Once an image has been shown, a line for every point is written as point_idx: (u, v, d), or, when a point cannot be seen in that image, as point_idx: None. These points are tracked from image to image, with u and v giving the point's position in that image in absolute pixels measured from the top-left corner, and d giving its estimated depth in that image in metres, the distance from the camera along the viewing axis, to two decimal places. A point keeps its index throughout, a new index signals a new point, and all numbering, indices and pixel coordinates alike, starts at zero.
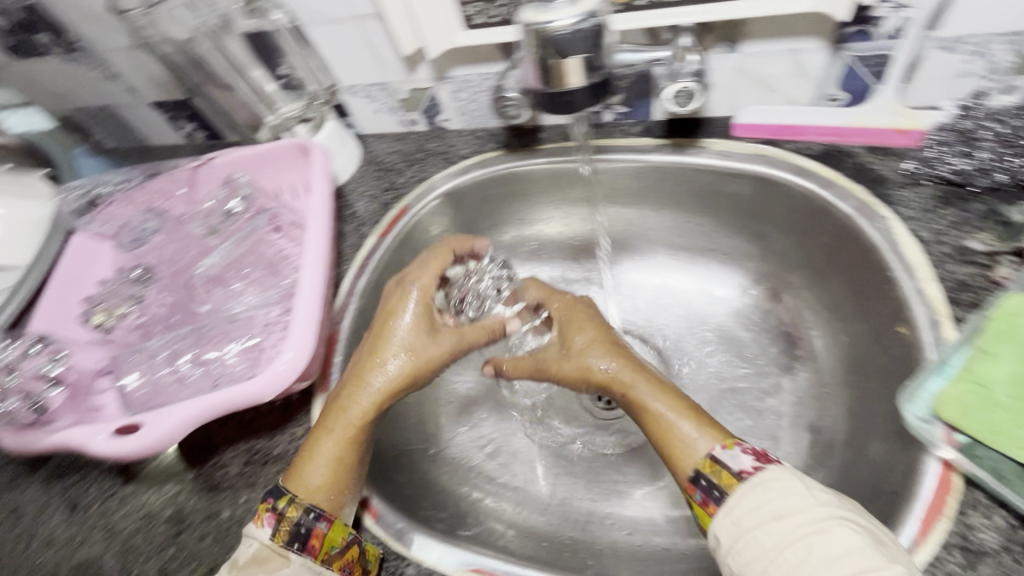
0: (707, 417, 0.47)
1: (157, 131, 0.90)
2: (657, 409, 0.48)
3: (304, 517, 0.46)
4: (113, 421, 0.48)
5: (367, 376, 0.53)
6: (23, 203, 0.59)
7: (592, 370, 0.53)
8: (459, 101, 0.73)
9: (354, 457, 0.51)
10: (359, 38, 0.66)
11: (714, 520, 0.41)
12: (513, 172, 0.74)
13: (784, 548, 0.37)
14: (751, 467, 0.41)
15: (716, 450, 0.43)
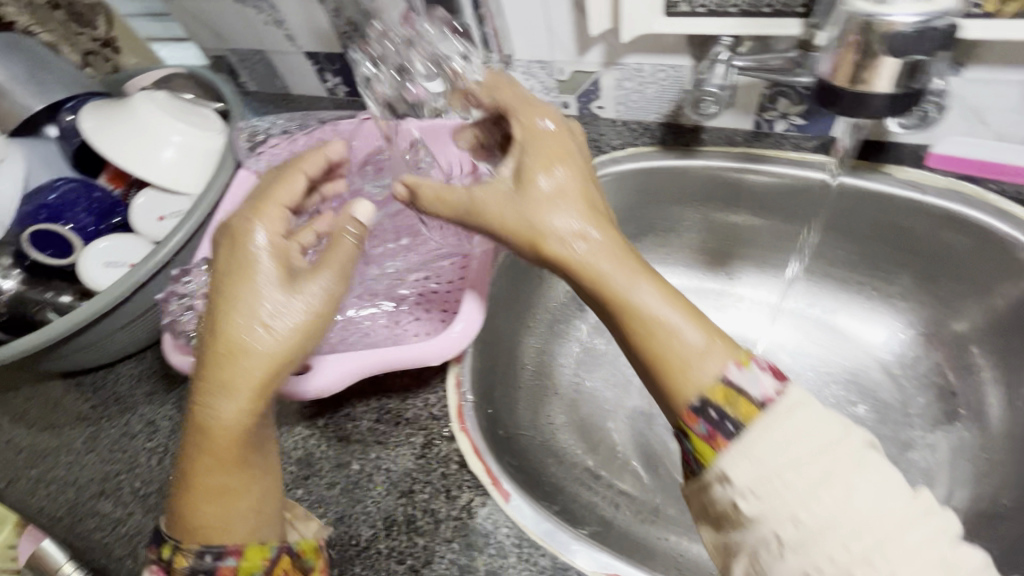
0: (689, 305, 0.43)
1: (301, 81, 0.91)
2: (642, 308, 0.42)
3: (199, 561, 0.43)
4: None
5: (221, 378, 0.44)
6: (201, 133, 0.64)
7: (551, 237, 0.45)
8: (622, 90, 0.70)
9: (252, 466, 0.46)
10: (541, 12, 0.65)
11: (725, 456, 0.37)
12: (666, 170, 0.71)
13: (826, 486, 0.35)
14: (773, 391, 0.38)
15: (731, 372, 0.39)
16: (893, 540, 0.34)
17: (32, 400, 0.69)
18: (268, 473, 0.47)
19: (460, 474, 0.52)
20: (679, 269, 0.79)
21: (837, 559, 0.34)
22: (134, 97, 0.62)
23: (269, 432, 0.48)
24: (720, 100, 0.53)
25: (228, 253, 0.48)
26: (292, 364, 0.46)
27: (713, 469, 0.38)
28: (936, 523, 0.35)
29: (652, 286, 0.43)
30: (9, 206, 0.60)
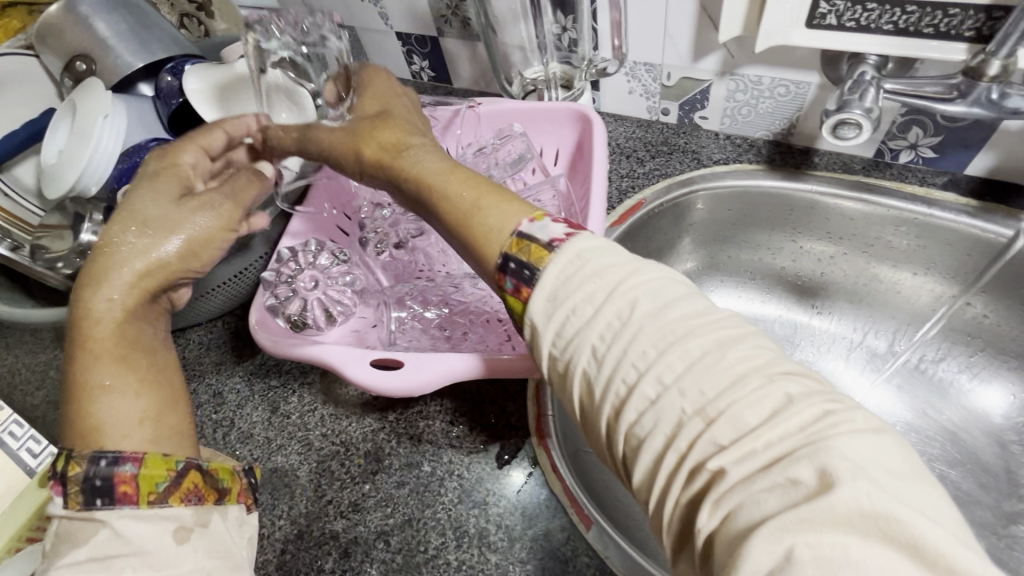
0: (495, 186, 0.40)
1: (386, 62, 0.89)
2: (453, 188, 0.40)
3: (91, 467, 0.35)
4: (377, 351, 0.47)
5: (105, 275, 0.41)
6: None
7: (369, 143, 0.46)
8: (732, 103, 0.66)
9: (143, 364, 0.41)
10: (661, 12, 0.61)
11: (529, 303, 0.34)
12: (769, 193, 0.66)
13: (609, 305, 0.31)
14: (561, 234, 0.35)
15: (523, 225, 0.36)
16: (690, 342, 0.29)
17: None
18: (171, 378, 0.42)
19: (539, 492, 0.50)
20: (765, 296, 0.75)
21: (636, 383, 0.29)
22: (239, 65, 0.61)
23: (156, 339, 0.43)
24: (865, 122, 0.48)
25: (139, 182, 0.46)
26: (183, 267, 0.45)
27: (526, 320, 0.35)
28: (748, 341, 0.30)
29: (441, 159, 0.43)
30: (107, 162, 0.59)
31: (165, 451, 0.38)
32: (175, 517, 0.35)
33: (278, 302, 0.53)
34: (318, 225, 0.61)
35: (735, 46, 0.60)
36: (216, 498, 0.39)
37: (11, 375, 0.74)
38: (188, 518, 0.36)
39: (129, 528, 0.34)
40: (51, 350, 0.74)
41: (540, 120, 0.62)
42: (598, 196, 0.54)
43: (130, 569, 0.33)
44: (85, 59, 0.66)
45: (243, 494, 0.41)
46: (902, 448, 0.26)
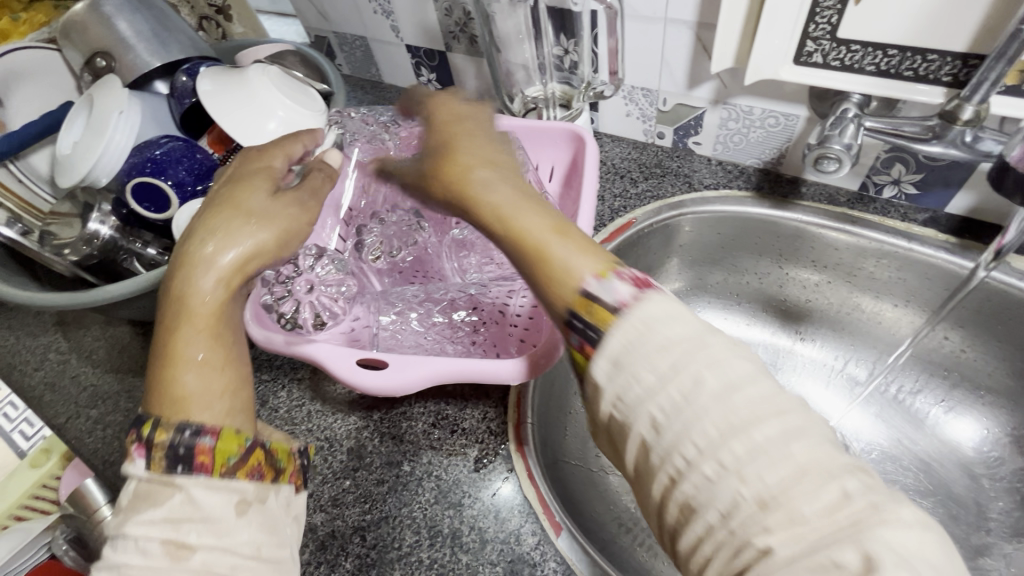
0: (569, 228, 0.38)
1: (395, 73, 0.92)
2: (527, 232, 0.38)
3: (178, 437, 0.37)
4: (362, 352, 0.50)
5: (212, 251, 0.44)
6: (299, 110, 0.64)
7: (465, 175, 0.42)
8: (725, 130, 0.69)
9: (232, 343, 0.43)
10: (658, 41, 0.63)
11: (592, 364, 0.33)
12: (756, 219, 0.68)
13: (670, 379, 0.30)
14: (628, 297, 0.33)
15: (590, 282, 0.34)
16: (754, 429, 0.28)
17: (102, 341, 0.74)
18: (251, 365, 0.44)
19: (512, 496, 0.51)
20: (750, 319, 0.77)
21: (693, 462, 0.28)
22: (249, 69, 0.63)
23: (241, 319, 0.46)
24: (844, 156, 0.50)
25: (227, 183, 0.49)
26: (277, 253, 0.47)
27: (589, 382, 0.34)
28: (809, 428, 0.28)
29: (531, 197, 0.40)
30: (119, 155, 0.62)
31: (239, 428, 0.40)
32: (238, 491, 0.38)
33: (274, 301, 0.54)
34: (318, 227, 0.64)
35: (728, 77, 0.62)
36: (274, 476, 0.41)
37: (10, 356, 0.75)
38: (249, 493, 0.38)
39: (202, 495, 0.36)
40: (51, 335, 0.76)
41: (540, 135, 0.64)
42: (585, 215, 0.56)
43: (196, 534, 0.35)
44: (104, 56, 0.68)
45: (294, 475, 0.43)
46: (943, 543, 0.26)
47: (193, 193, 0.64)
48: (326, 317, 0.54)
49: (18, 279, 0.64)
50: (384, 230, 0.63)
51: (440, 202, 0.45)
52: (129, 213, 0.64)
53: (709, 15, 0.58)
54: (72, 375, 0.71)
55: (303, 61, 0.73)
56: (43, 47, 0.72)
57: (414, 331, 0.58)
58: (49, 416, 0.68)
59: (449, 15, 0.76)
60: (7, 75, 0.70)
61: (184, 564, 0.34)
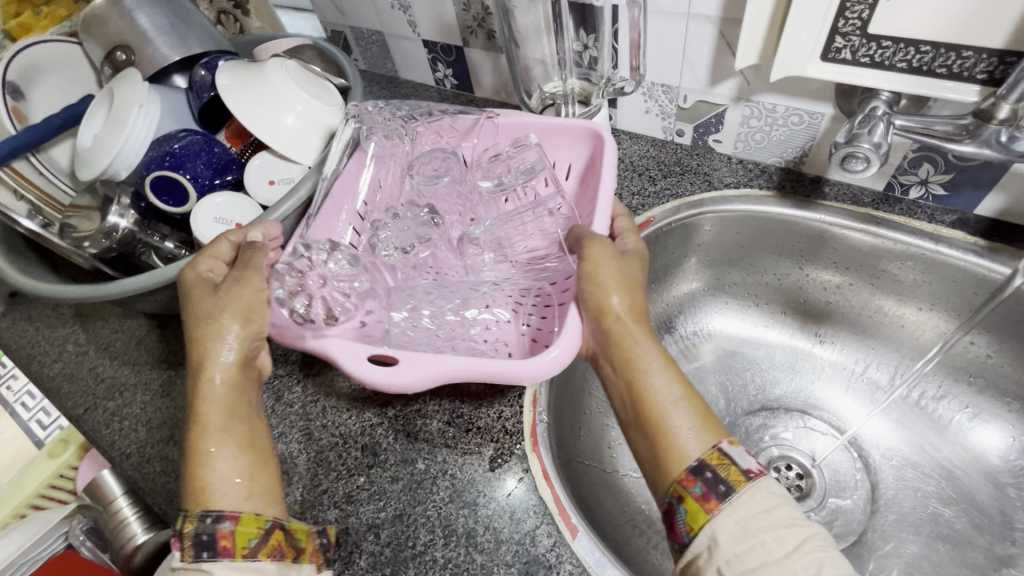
0: (702, 403, 0.45)
1: (411, 68, 0.92)
2: (660, 395, 0.45)
3: (200, 525, 0.42)
4: (374, 348, 0.49)
5: (207, 362, 0.49)
6: (316, 104, 0.64)
7: (620, 318, 0.49)
8: (747, 129, 0.67)
9: (241, 429, 0.48)
10: (681, 36, 0.62)
11: (715, 517, 0.39)
12: (777, 219, 0.67)
13: (794, 556, 0.36)
14: (756, 468, 0.40)
15: (721, 445, 0.42)
16: None
17: (119, 333, 0.75)
18: (263, 442, 0.49)
19: (528, 497, 0.51)
20: (769, 321, 0.76)
21: None
22: (268, 63, 0.63)
23: (252, 405, 0.51)
24: (873, 156, 0.49)
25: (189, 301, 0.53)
26: (252, 334, 0.51)
27: (701, 531, 0.39)
28: None
29: (670, 365, 0.47)
30: (138, 150, 0.62)
31: (258, 511, 0.44)
32: (262, 570, 0.41)
33: (288, 295, 0.52)
34: (332, 220, 0.62)
35: (752, 74, 0.61)
36: (296, 556, 0.44)
37: (29, 347, 0.76)
38: (273, 570, 0.42)
39: None
40: (69, 326, 0.77)
41: (556, 133, 0.63)
42: (600, 218, 0.56)
43: None
44: (124, 50, 0.68)
45: (315, 553, 0.46)
46: None
47: (211, 188, 0.64)
48: (336, 311, 0.51)
49: (39, 270, 0.65)
50: (397, 226, 0.61)
51: (595, 336, 0.50)
52: (149, 206, 0.64)
53: (733, 10, 0.57)
54: (91, 367, 0.72)
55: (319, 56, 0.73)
56: (64, 40, 0.73)
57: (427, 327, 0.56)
58: (68, 406, 0.69)
59: (467, 9, 0.76)
60: (28, 68, 0.70)
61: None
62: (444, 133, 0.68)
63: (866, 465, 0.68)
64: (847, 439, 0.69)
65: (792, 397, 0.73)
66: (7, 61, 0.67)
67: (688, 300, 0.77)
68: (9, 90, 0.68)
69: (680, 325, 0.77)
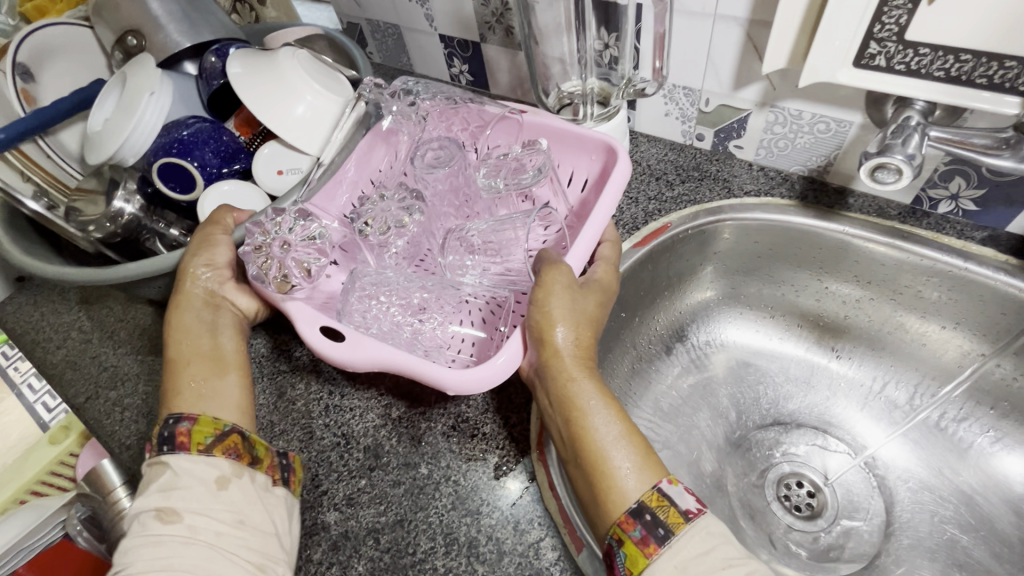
0: (645, 441, 0.44)
1: (426, 63, 0.91)
2: (601, 435, 0.44)
3: (165, 422, 0.46)
4: (328, 318, 0.50)
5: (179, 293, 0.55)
6: (329, 96, 0.61)
7: (565, 352, 0.47)
8: (769, 135, 0.65)
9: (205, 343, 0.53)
10: (705, 38, 0.60)
11: (656, 563, 0.39)
12: (798, 229, 0.65)
13: None
14: (695, 508, 0.40)
15: (659, 488, 0.41)
16: None
17: (124, 322, 0.74)
18: (227, 352, 0.53)
19: (532, 507, 0.50)
20: (784, 333, 0.74)
21: None
22: (279, 51, 0.60)
23: (217, 324, 0.55)
24: (906, 167, 0.47)
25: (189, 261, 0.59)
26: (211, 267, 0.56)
27: None
28: None
29: (613, 402, 0.46)
30: (146, 138, 0.61)
31: (217, 416, 0.48)
32: (216, 464, 0.45)
33: (254, 252, 0.53)
34: (328, 198, 0.61)
35: (779, 79, 0.59)
36: (251, 462, 0.47)
37: (34, 332, 0.76)
38: (226, 469, 0.45)
39: (185, 466, 0.44)
40: (74, 313, 0.76)
41: (575, 142, 0.59)
42: (583, 244, 0.52)
43: (183, 502, 0.43)
44: (135, 35, 0.67)
45: (271, 467, 0.48)
46: None
47: (219, 176, 0.63)
48: (293, 279, 0.51)
49: (46, 251, 0.64)
50: (379, 206, 0.57)
51: (540, 370, 0.48)
52: (154, 192, 0.63)
53: (762, 12, 0.55)
54: (94, 355, 0.71)
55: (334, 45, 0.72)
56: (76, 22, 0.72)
57: (394, 320, 0.53)
58: (70, 395, 0.68)
59: (485, 5, 0.74)
60: (41, 50, 0.69)
61: (175, 525, 0.42)
62: (469, 122, 0.65)
63: (882, 487, 0.66)
64: (862, 459, 0.67)
65: (806, 412, 0.71)
66: (19, 40, 0.66)
67: (701, 308, 0.75)
68: (20, 71, 0.68)
69: (693, 334, 0.75)
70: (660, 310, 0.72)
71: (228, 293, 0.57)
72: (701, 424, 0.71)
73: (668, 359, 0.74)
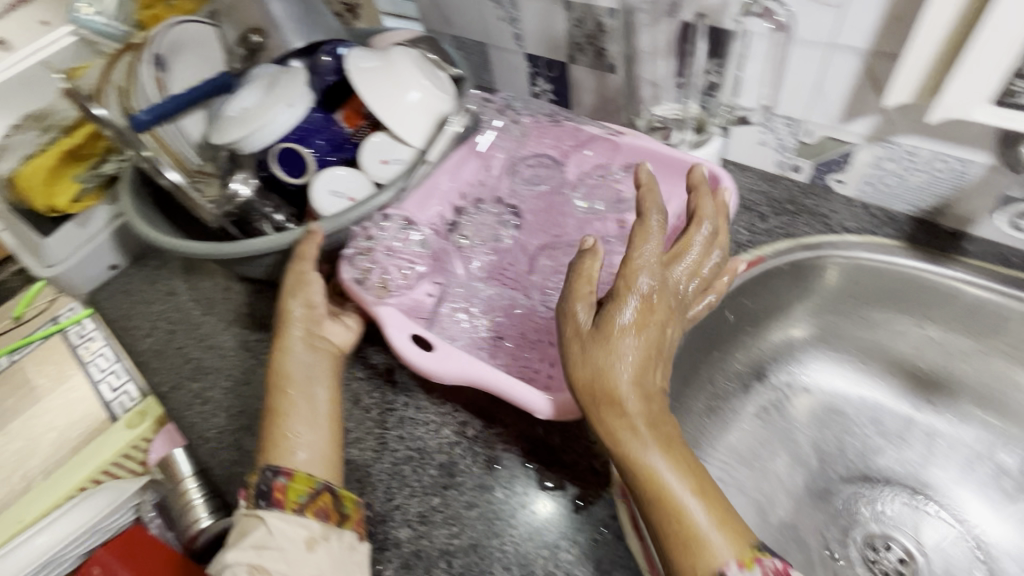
0: (711, 510, 0.39)
1: (508, 81, 0.91)
2: (654, 507, 0.40)
3: (263, 477, 0.48)
4: (418, 326, 0.50)
5: (283, 339, 0.55)
6: (436, 94, 0.63)
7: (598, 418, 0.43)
8: (877, 171, 0.62)
9: (299, 390, 0.52)
10: (818, 67, 0.58)
11: None
12: (904, 273, 0.62)
13: None
14: None
15: (731, 569, 0.37)
16: None
17: (208, 316, 0.76)
18: (325, 402, 0.53)
19: (613, 547, 0.47)
20: (877, 382, 0.69)
21: None
22: (394, 49, 0.64)
23: (312, 368, 0.54)
24: None
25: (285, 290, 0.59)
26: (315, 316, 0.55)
27: None
28: None
29: (668, 469, 0.40)
30: (261, 142, 0.63)
31: (310, 472, 0.49)
32: (306, 525, 0.46)
33: (357, 254, 0.56)
34: (420, 206, 0.62)
35: (897, 112, 0.56)
36: (339, 520, 0.48)
37: (125, 319, 0.79)
38: (316, 530, 0.46)
39: (278, 527, 0.45)
40: (162, 303, 0.79)
41: (675, 167, 0.58)
42: None
43: (274, 561, 0.44)
44: (257, 33, 0.71)
45: (358, 522, 0.49)
46: None
47: (328, 163, 0.66)
48: (389, 285, 0.56)
49: (165, 226, 0.69)
50: (476, 218, 0.61)
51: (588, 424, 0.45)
52: (268, 175, 0.65)
53: (886, 43, 0.52)
54: (178, 346, 0.73)
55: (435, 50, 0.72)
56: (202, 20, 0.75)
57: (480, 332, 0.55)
58: (156, 382, 0.70)
59: (580, 26, 0.74)
60: (171, 44, 0.71)
61: None
62: (563, 140, 0.65)
63: (989, 565, 0.60)
64: (970, 535, 0.61)
65: (901, 472, 0.66)
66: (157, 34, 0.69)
67: (788, 347, 0.71)
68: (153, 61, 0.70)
69: (773, 374, 0.71)
70: (741, 347, 0.69)
71: (324, 330, 0.56)
72: (780, 471, 0.67)
73: (745, 398, 0.70)
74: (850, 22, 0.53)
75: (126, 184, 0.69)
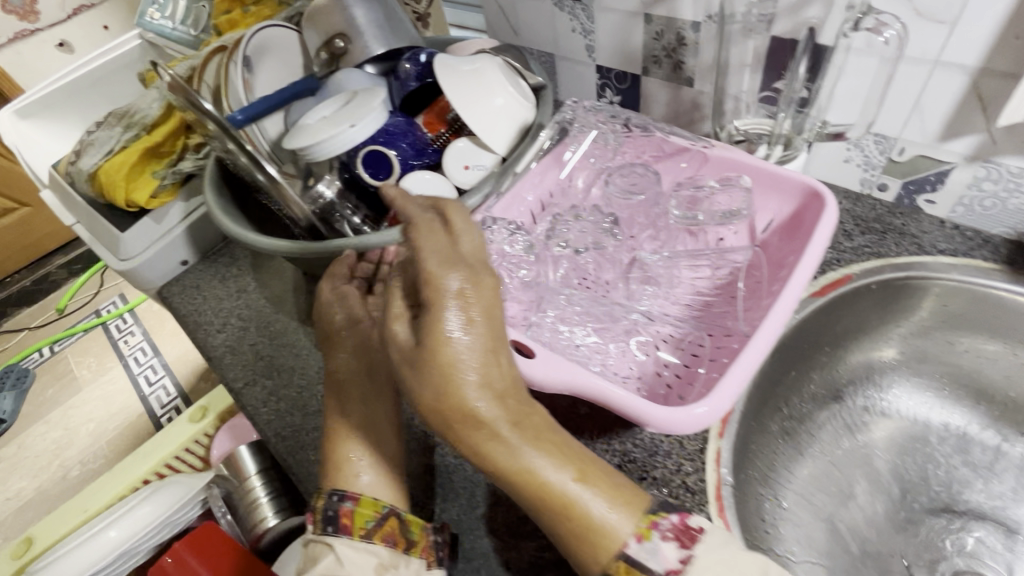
0: (591, 486, 0.39)
1: (574, 92, 0.91)
2: (542, 506, 0.39)
3: (329, 501, 0.45)
4: (515, 333, 0.50)
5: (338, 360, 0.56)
6: (519, 100, 0.63)
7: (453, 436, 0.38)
8: (973, 192, 0.60)
9: (362, 411, 0.52)
10: (919, 85, 0.57)
11: None
12: (1003, 299, 0.59)
13: None
14: (675, 561, 0.37)
15: (630, 546, 0.37)
16: None
17: (280, 314, 0.76)
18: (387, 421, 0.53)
19: None
20: (964, 411, 0.66)
21: None
22: (479, 56, 0.64)
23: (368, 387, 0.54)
24: None
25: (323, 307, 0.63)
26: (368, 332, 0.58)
27: None
28: None
29: (537, 461, 0.38)
30: (327, 151, 0.62)
31: (376, 496, 0.47)
32: (376, 552, 0.43)
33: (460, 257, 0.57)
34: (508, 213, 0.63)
35: (1004, 133, 0.55)
36: (407, 547, 0.45)
37: (196, 314, 0.80)
38: (385, 556, 0.44)
39: (348, 554, 0.43)
40: (233, 299, 0.80)
41: (770, 181, 0.57)
42: (792, 293, 0.48)
43: None
44: (342, 38, 0.72)
45: (427, 549, 0.46)
46: None
47: (411, 167, 0.66)
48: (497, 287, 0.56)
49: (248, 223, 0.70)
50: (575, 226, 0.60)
51: None
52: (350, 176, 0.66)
53: (999, 62, 0.51)
54: (251, 343, 0.74)
55: (516, 58, 0.73)
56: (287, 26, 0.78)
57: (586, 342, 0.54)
58: (230, 377, 0.71)
59: (658, 39, 0.74)
60: (259, 47, 0.73)
61: None
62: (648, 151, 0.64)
63: None
64: None
65: (991, 505, 0.63)
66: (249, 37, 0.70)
67: (870, 369, 0.69)
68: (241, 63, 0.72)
69: (851, 397, 0.69)
70: (822, 367, 0.67)
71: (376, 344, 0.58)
72: (860, 497, 0.65)
73: (823, 420, 0.68)
74: (961, 41, 0.52)
75: (210, 180, 0.71)
